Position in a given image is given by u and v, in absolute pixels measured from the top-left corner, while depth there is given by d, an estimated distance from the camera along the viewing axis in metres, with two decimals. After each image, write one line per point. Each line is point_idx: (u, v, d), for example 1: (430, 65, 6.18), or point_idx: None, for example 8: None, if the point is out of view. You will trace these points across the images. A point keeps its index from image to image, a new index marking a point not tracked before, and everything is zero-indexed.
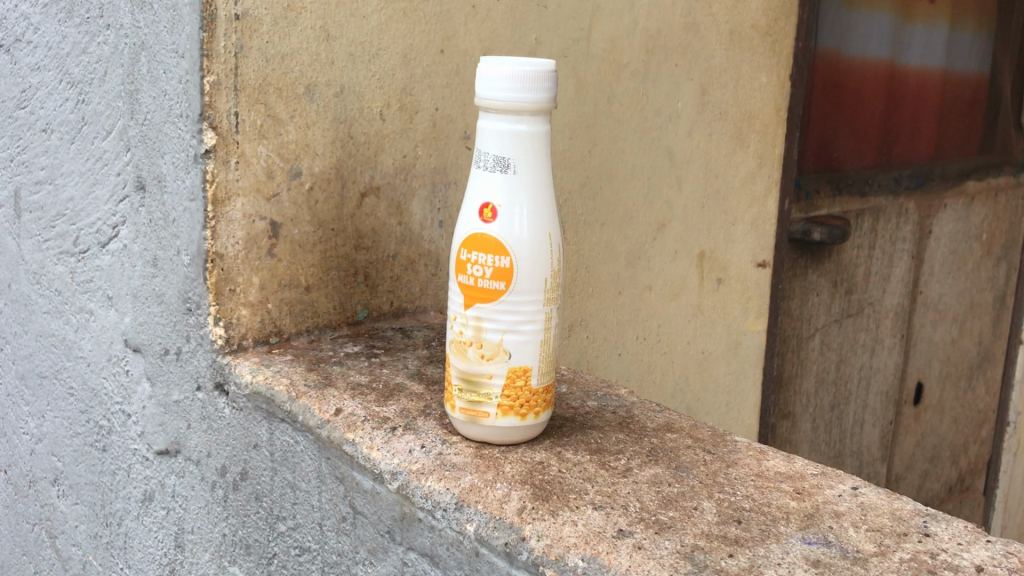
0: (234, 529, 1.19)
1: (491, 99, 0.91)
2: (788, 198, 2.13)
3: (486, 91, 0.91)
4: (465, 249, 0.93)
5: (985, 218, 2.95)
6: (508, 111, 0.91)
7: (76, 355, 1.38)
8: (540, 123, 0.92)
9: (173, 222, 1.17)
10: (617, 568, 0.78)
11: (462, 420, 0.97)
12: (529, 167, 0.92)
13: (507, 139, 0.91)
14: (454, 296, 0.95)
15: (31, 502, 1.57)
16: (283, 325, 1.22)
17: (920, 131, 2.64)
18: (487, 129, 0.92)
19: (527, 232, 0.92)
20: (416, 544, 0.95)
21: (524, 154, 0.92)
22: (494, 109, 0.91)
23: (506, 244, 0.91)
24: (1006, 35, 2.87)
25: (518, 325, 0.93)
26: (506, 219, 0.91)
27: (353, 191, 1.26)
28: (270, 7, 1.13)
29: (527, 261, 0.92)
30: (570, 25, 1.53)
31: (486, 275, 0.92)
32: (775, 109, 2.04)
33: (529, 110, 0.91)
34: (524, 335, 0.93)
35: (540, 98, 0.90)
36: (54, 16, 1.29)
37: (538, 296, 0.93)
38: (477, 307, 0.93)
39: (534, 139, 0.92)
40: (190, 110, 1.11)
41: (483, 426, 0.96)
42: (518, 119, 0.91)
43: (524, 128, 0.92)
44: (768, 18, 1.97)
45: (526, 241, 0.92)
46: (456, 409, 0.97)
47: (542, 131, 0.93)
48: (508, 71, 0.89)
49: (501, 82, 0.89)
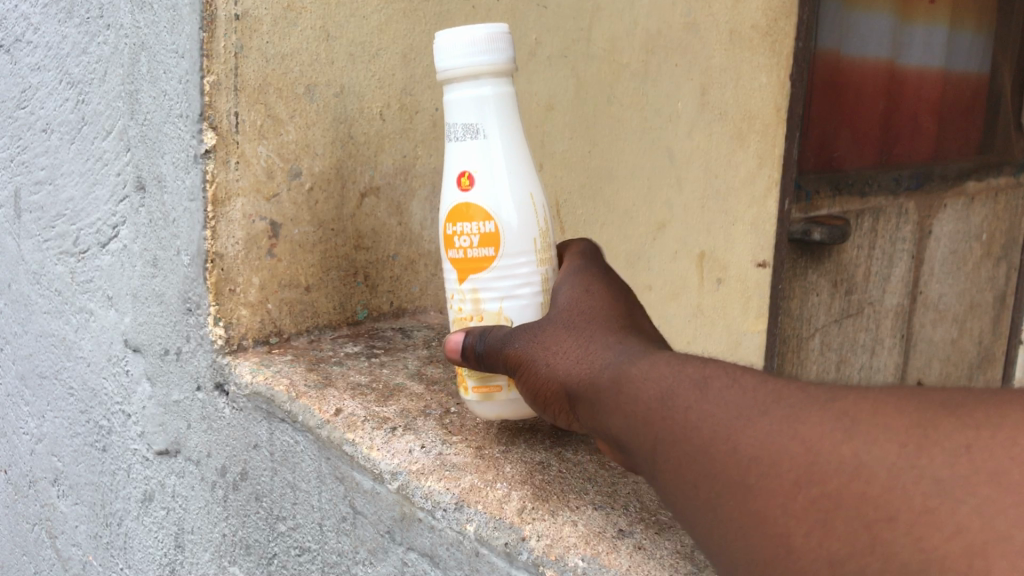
0: (234, 529, 1.19)
1: (451, 67, 0.89)
2: (788, 199, 2.11)
3: (444, 61, 0.89)
4: (448, 224, 0.92)
5: (985, 219, 2.96)
6: (470, 76, 0.89)
7: (76, 355, 1.38)
8: (503, 84, 0.91)
9: (173, 222, 1.17)
10: (617, 568, 0.78)
11: (479, 402, 0.94)
12: (500, 131, 0.91)
13: (474, 105, 0.90)
14: (446, 273, 0.93)
15: (31, 502, 1.57)
16: (284, 325, 1.22)
17: (920, 131, 2.65)
18: (453, 100, 0.91)
19: (510, 196, 0.90)
20: (417, 544, 0.95)
21: (493, 118, 0.90)
22: (456, 78, 0.90)
23: (490, 210, 0.90)
24: (1007, 34, 2.87)
25: (517, 291, 0.91)
26: (488, 185, 0.90)
27: (354, 191, 1.26)
28: (270, 7, 1.12)
29: (513, 224, 0.90)
30: (570, 25, 1.53)
31: (475, 245, 0.90)
32: (775, 109, 2.04)
33: (490, 72, 0.89)
34: (523, 299, 0.92)
35: (498, 58, 0.89)
36: (54, 16, 1.29)
37: (529, 258, 0.92)
38: (471, 279, 0.91)
39: (500, 101, 0.91)
40: (190, 110, 1.10)
41: (498, 402, 0.93)
42: (482, 81, 0.90)
43: (489, 90, 0.90)
44: (768, 18, 1.98)
45: (511, 204, 0.90)
46: (471, 390, 0.94)
47: (506, 92, 0.91)
48: (463, 35, 0.87)
49: (459, 49, 0.88)
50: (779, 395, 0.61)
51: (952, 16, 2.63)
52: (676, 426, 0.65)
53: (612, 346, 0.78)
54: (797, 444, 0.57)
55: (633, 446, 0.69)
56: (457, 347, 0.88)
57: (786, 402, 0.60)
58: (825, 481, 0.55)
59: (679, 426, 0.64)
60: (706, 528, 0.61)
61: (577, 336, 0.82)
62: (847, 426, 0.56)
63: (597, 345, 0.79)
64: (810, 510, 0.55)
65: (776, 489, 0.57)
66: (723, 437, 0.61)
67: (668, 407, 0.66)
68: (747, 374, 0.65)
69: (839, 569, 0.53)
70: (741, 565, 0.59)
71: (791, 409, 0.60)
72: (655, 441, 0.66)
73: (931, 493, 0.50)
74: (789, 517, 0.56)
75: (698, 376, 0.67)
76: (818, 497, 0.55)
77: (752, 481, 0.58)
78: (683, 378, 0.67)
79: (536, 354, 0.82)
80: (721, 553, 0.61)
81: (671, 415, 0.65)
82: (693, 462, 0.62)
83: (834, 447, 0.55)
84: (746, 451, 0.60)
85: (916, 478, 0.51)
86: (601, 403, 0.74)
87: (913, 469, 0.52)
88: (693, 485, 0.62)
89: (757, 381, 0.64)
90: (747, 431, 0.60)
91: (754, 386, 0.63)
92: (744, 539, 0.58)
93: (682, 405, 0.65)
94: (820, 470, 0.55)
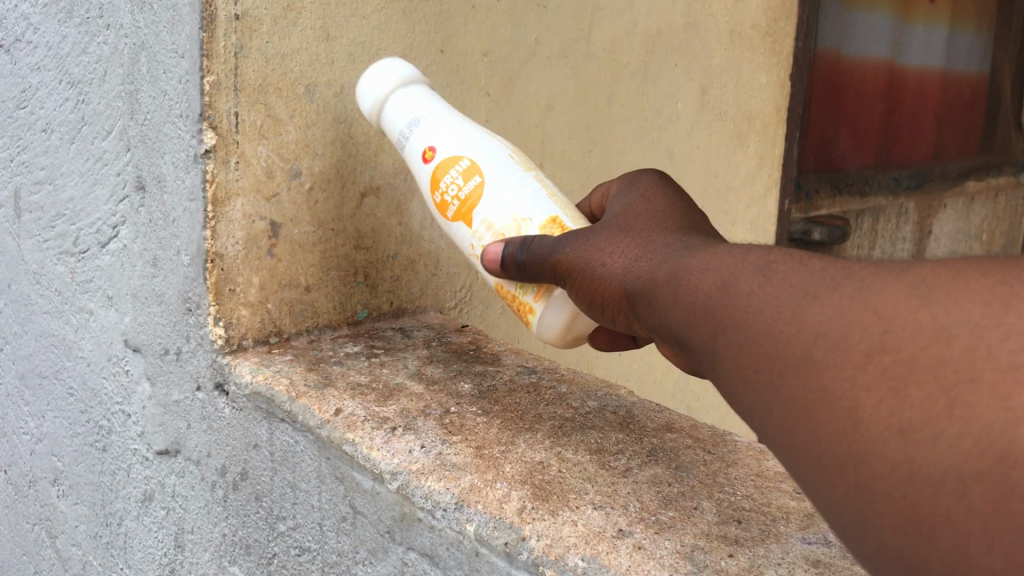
0: (234, 530, 1.19)
1: (378, 103, 1.11)
2: (788, 198, 2.19)
3: (371, 103, 1.11)
4: (436, 193, 1.04)
5: (986, 218, 3.06)
6: (394, 86, 1.10)
7: (76, 355, 1.38)
8: (417, 83, 1.12)
9: (173, 222, 1.17)
10: (617, 568, 0.78)
11: (546, 306, 0.97)
12: (436, 110, 1.08)
13: (406, 110, 1.08)
14: (461, 232, 1.03)
15: (31, 502, 1.57)
16: (283, 325, 1.22)
17: (920, 131, 2.70)
18: (392, 121, 1.10)
19: (467, 139, 1.03)
20: (416, 544, 0.95)
21: (426, 105, 1.08)
22: (384, 103, 1.11)
23: (460, 157, 1.02)
24: (1007, 35, 2.96)
25: (516, 198, 0.99)
26: (445, 149, 1.04)
27: (353, 191, 1.26)
28: (270, 7, 1.12)
29: (482, 154, 1.02)
30: (570, 26, 1.53)
31: (464, 187, 1.02)
32: (775, 109, 2.11)
33: (406, 84, 1.11)
34: (527, 200, 0.99)
35: (400, 73, 1.11)
36: (54, 16, 1.29)
37: (514, 170, 1.02)
38: (479, 215, 1.01)
39: (424, 93, 1.10)
40: (190, 110, 1.10)
41: (552, 310, 0.97)
42: (404, 83, 1.11)
43: (416, 86, 1.11)
44: (768, 17, 2.02)
45: (471, 143, 1.03)
46: (535, 302, 0.97)
47: (424, 86, 1.11)
48: (371, 79, 1.11)
49: (375, 74, 1.11)
50: (850, 271, 0.54)
51: (952, 16, 2.69)
52: (737, 311, 0.58)
53: (674, 246, 0.73)
54: (868, 313, 0.50)
55: (690, 340, 0.62)
56: (498, 254, 0.95)
57: (858, 276, 0.53)
58: (900, 348, 0.48)
59: (739, 311, 0.58)
60: (767, 415, 0.54)
61: (633, 237, 0.79)
62: (925, 291, 0.49)
63: (659, 247, 0.74)
64: (879, 379, 0.48)
65: (845, 361, 0.50)
66: (789, 317, 0.54)
67: (728, 295, 0.60)
68: (817, 257, 0.58)
69: (912, 439, 0.46)
70: (801, 457, 0.52)
71: (863, 281, 0.52)
72: (714, 330, 0.59)
73: (1019, 350, 0.44)
74: (858, 389, 0.49)
75: (763, 264, 0.60)
76: (890, 365, 0.48)
77: (819, 356, 0.51)
78: (744, 265, 0.61)
79: (592, 257, 0.81)
80: (782, 442, 0.53)
81: (734, 302, 0.59)
82: (755, 345, 0.55)
83: (908, 314, 0.49)
84: (812, 328, 0.52)
85: (1003, 335, 0.45)
86: (655, 302, 0.68)
87: (999, 327, 0.46)
88: (753, 368, 0.55)
89: (829, 262, 0.56)
90: (813, 308, 0.53)
91: (823, 265, 0.56)
92: (808, 425, 0.51)
93: (744, 291, 0.59)
94: (894, 339, 0.48)
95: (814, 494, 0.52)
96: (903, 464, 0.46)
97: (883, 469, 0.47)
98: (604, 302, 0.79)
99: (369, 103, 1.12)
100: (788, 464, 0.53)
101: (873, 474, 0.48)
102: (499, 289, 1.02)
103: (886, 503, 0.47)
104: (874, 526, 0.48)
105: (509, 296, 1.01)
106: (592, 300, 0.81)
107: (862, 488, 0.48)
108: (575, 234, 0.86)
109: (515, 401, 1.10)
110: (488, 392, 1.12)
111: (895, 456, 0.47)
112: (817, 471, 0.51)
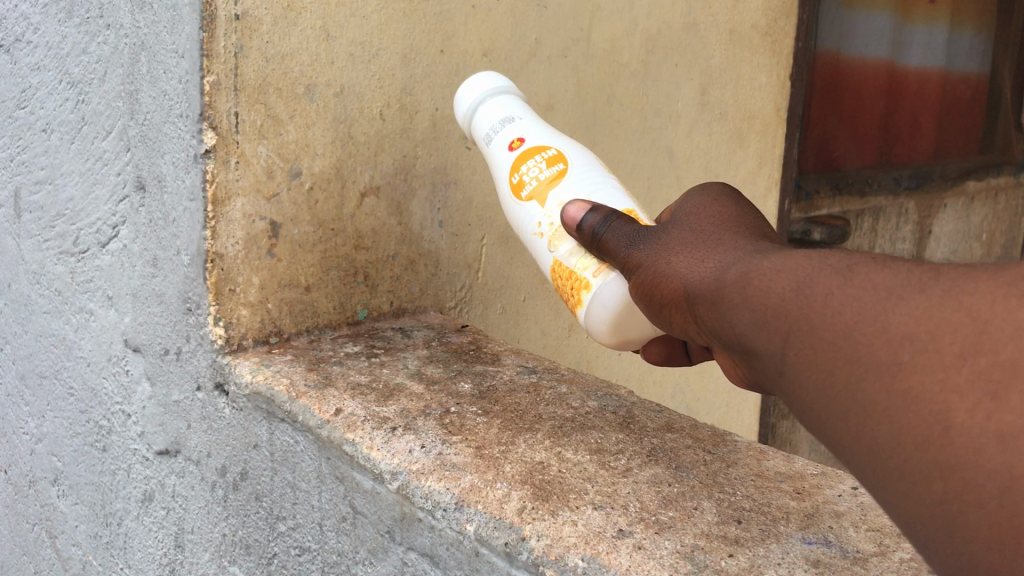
0: (234, 529, 1.19)
1: (480, 103, 1.14)
2: (788, 198, 2.21)
3: (473, 101, 1.14)
4: (514, 175, 1.06)
5: (985, 218, 3.07)
6: (490, 91, 1.14)
7: (76, 356, 1.38)
8: (515, 92, 1.16)
9: (173, 222, 1.17)
10: (616, 568, 0.78)
11: (605, 282, 0.96)
12: (524, 110, 1.12)
13: (497, 107, 1.12)
14: (530, 213, 1.04)
15: (31, 502, 1.57)
16: (284, 325, 1.22)
17: (921, 130, 2.70)
18: (483, 118, 1.13)
19: (554, 137, 1.08)
20: (416, 544, 0.95)
21: (516, 106, 1.13)
22: (481, 105, 1.14)
23: (544, 146, 1.06)
24: (1006, 36, 2.96)
25: (596, 187, 1.02)
26: (532, 138, 1.07)
27: (353, 191, 1.27)
28: (270, 7, 1.12)
29: (570, 149, 1.06)
30: (570, 25, 1.52)
31: (544, 170, 1.04)
32: (775, 109, 2.11)
33: (506, 90, 1.15)
34: (606, 190, 1.02)
35: (503, 82, 1.15)
36: (54, 16, 1.29)
37: (596, 168, 1.06)
38: (554, 196, 1.03)
39: (516, 99, 1.14)
40: (190, 110, 1.10)
41: (604, 306, 0.96)
42: (500, 90, 1.15)
43: (510, 95, 1.15)
44: (768, 18, 2.02)
45: (558, 141, 1.07)
46: (593, 278, 0.97)
47: (518, 95, 1.16)
48: (479, 84, 1.15)
49: (478, 81, 1.15)
50: (936, 271, 0.53)
51: (952, 16, 2.69)
52: (812, 312, 0.57)
53: (747, 250, 0.72)
54: (960, 315, 0.50)
55: (760, 344, 0.62)
56: (578, 220, 0.94)
57: (948, 276, 0.52)
58: (999, 349, 0.47)
59: (816, 312, 0.57)
60: (842, 424, 0.54)
61: (706, 241, 0.78)
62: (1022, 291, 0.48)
63: (730, 251, 0.73)
64: (976, 382, 0.47)
65: (936, 364, 0.49)
66: (870, 318, 0.53)
67: (803, 295, 0.59)
68: (899, 258, 0.57)
69: (1013, 445, 0.46)
70: (885, 464, 0.51)
71: (954, 280, 0.51)
72: (787, 333, 0.59)
73: None
74: (949, 393, 0.48)
75: (841, 263, 0.59)
76: (988, 368, 0.47)
77: (906, 359, 0.51)
78: (822, 264, 0.60)
79: (659, 258, 0.81)
80: (859, 451, 0.53)
81: (810, 301, 0.58)
82: (832, 347, 0.55)
83: (998, 317, 0.48)
84: (898, 329, 0.52)
85: None
86: (721, 305, 0.68)
87: None
88: (829, 373, 0.54)
89: (913, 263, 0.55)
90: (899, 310, 0.52)
91: (909, 264, 0.55)
92: (893, 431, 0.51)
93: (820, 291, 0.58)
94: (991, 340, 0.48)
95: (892, 504, 0.52)
96: (1001, 472, 0.46)
97: (978, 479, 0.47)
98: (665, 304, 0.79)
99: (463, 109, 1.16)
100: (864, 475, 0.53)
101: (965, 481, 0.47)
102: (555, 273, 1.02)
103: (980, 516, 0.47)
104: (962, 540, 0.48)
105: (565, 277, 1.00)
106: (653, 301, 0.80)
107: (951, 497, 0.48)
108: (644, 235, 0.85)
109: (515, 401, 1.10)
110: (488, 392, 1.12)
111: (991, 463, 0.46)
112: (899, 480, 0.50)
